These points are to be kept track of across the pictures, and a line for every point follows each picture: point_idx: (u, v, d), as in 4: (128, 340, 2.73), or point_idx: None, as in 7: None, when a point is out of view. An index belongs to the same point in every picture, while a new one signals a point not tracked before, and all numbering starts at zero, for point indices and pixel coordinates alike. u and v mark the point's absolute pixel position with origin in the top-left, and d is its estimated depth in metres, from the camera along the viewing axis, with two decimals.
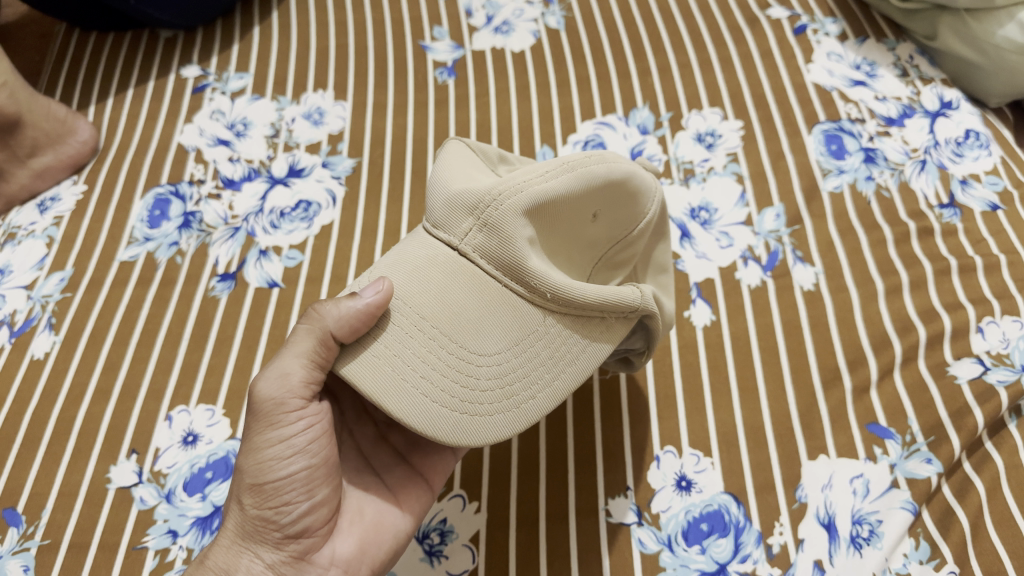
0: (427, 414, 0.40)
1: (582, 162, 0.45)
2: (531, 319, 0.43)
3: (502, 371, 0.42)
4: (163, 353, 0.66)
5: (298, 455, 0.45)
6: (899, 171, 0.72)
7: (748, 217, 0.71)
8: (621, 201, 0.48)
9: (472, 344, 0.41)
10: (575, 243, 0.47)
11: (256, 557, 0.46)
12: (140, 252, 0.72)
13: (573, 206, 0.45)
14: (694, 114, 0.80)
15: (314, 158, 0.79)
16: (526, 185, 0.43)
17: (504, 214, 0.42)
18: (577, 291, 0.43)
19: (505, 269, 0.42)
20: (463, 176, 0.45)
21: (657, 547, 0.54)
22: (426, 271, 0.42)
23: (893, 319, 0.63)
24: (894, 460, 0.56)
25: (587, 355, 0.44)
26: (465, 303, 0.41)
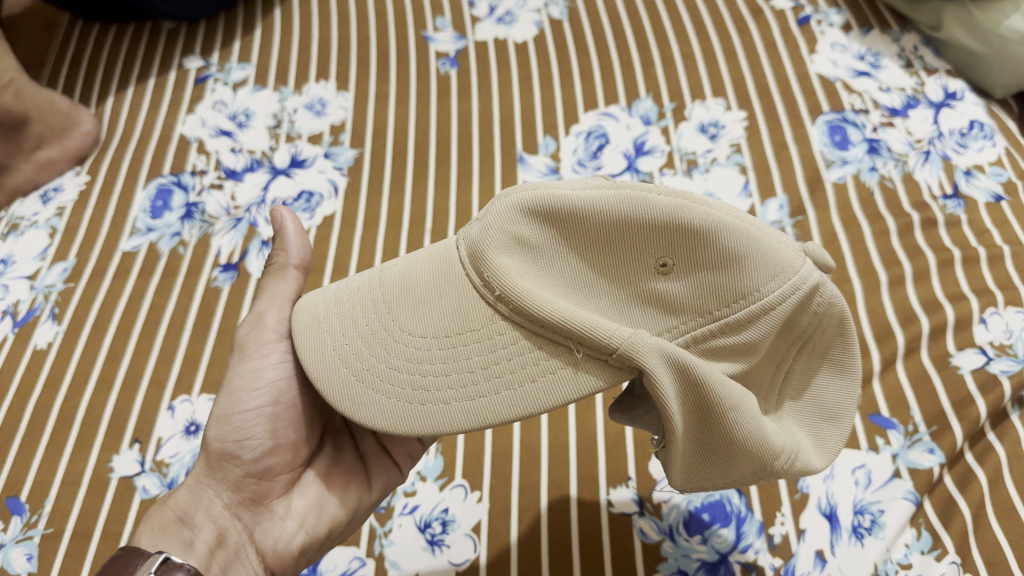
0: (328, 369, 0.41)
1: (648, 187, 0.39)
2: (475, 318, 0.39)
3: (421, 358, 0.40)
4: (166, 343, 0.66)
5: (264, 390, 0.47)
6: (903, 162, 0.72)
7: (752, 208, 0.71)
8: (707, 263, 0.37)
9: (405, 319, 0.41)
10: (625, 288, 0.39)
11: (216, 496, 0.47)
12: (143, 243, 0.72)
13: (598, 230, 0.38)
14: (698, 104, 0.79)
15: (317, 149, 0.78)
16: (553, 188, 0.39)
17: (505, 207, 0.40)
18: (531, 300, 0.38)
19: (478, 264, 0.40)
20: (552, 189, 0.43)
21: (659, 537, 0.54)
22: (414, 259, 0.43)
23: (896, 311, 0.63)
24: (897, 450, 0.56)
25: (523, 390, 0.38)
26: (421, 280, 0.41)
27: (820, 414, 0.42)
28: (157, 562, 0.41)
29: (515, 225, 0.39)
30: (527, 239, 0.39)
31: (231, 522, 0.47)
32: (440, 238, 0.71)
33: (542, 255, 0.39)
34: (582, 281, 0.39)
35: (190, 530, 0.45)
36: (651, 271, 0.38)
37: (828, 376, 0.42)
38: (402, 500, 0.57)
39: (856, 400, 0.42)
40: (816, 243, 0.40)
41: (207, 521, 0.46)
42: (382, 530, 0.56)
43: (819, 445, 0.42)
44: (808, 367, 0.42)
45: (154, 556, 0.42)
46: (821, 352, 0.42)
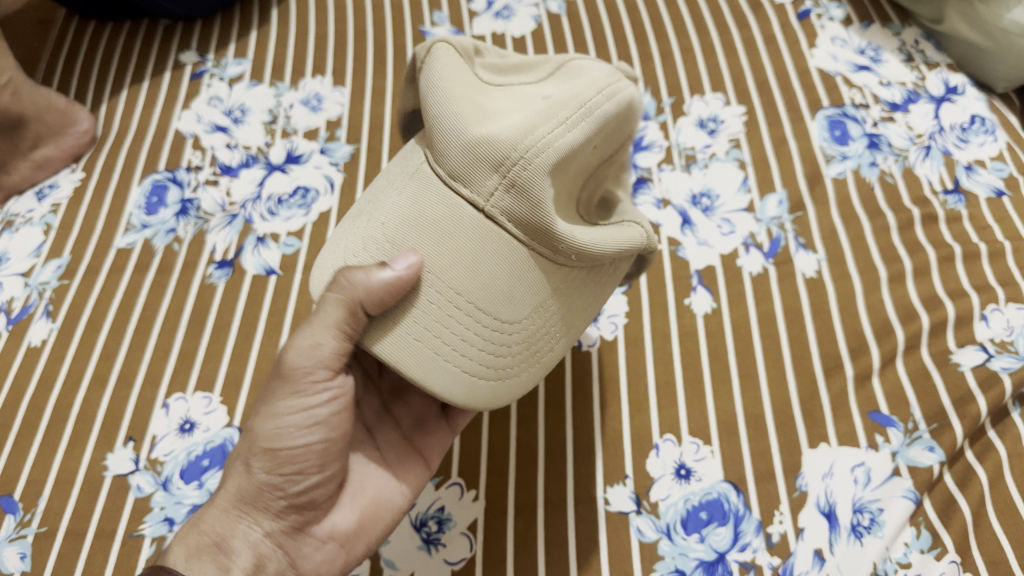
0: (470, 389, 0.42)
1: (595, 100, 0.44)
2: (551, 277, 0.44)
3: (528, 334, 0.44)
4: (160, 340, 0.65)
5: (317, 427, 0.46)
6: (904, 157, 0.72)
7: (751, 204, 0.70)
8: (620, 126, 0.48)
9: (502, 312, 0.43)
10: (581, 173, 0.47)
11: (254, 523, 0.47)
12: (137, 239, 0.72)
13: (584, 151, 0.44)
14: (697, 99, 0.79)
15: (313, 144, 0.78)
16: (549, 138, 0.41)
17: (532, 175, 0.41)
18: (597, 247, 0.45)
19: (537, 235, 0.42)
20: (471, 107, 0.43)
21: (657, 536, 0.54)
22: (452, 240, 0.41)
23: (896, 307, 0.62)
24: (897, 448, 0.55)
25: (586, 297, 0.48)
26: (495, 271, 0.42)
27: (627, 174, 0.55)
28: None
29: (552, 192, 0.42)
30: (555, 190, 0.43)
31: (271, 550, 0.47)
32: None
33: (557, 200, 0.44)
34: (566, 193, 0.46)
35: (228, 556, 0.46)
36: (595, 152, 0.46)
37: None
38: None
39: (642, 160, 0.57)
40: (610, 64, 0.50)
41: (245, 548, 0.46)
42: None
43: None
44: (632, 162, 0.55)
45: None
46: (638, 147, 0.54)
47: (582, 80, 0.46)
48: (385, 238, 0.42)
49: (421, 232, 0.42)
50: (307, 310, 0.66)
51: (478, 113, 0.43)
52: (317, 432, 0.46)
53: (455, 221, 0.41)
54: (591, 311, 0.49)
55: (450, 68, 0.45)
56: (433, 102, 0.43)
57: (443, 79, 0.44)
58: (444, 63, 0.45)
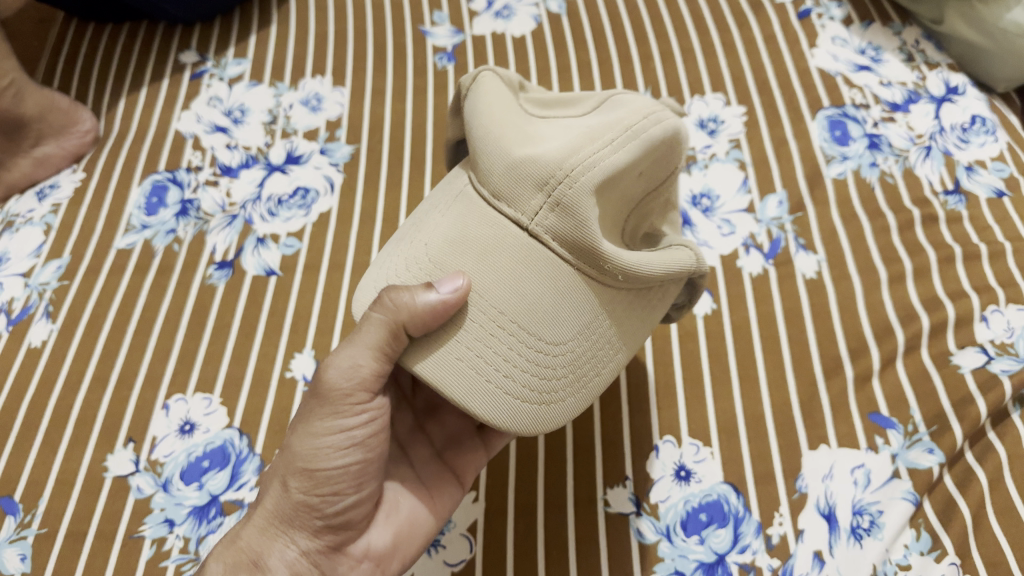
0: (511, 411, 0.42)
1: (643, 124, 0.43)
2: (599, 299, 0.43)
3: (575, 357, 0.43)
4: (161, 341, 0.65)
5: (354, 449, 0.46)
6: (904, 158, 0.72)
7: (751, 205, 0.70)
8: (674, 152, 0.46)
9: (547, 332, 0.42)
10: (632, 201, 0.46)
11: (290, 542, 0.46)
12: (137, 240, 0.72)
13: (633, 174, 0.43)
14: (697, 99, 0.79)
15: (313, 144, 0.78)
16: (593, 159, 0.41)
17: (574, 194, 0.41)
18: (648, 270, 0.43)
19: (581, 255, 0.42)
20: (517, 132, 0.44)
21: (656, 537, 0.54)
22: (497, 259, 0.42)
23: (896, 308, 0.62)
24: (896, 450, 0.55)
25: (639, 323, 0.46)
26: (536, 291, 0.41)
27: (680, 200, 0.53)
28: None
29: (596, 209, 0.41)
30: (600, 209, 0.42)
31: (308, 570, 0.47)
32: None
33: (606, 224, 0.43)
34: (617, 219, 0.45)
35: None
36: (645, 180, 0.45)
37: None
38: None
39: None
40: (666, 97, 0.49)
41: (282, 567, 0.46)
42: None
43: None
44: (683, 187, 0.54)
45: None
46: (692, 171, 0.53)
47: (629, 102, 0.45)
48: (427, 260, 0.43)
49: (464, 251, 0.42)
50: (307, 311, 0.66)
51: (523, 138, 0.43)
52: (354, 451, 0.46)
53: (497, 243, 0.42)
54: (643, 336, 0.47)
55: (491, 99, 0.46)
56: (477, 131, 0.44)
57: (485, 109, 0.45)
58: (489, 95, 0.46)
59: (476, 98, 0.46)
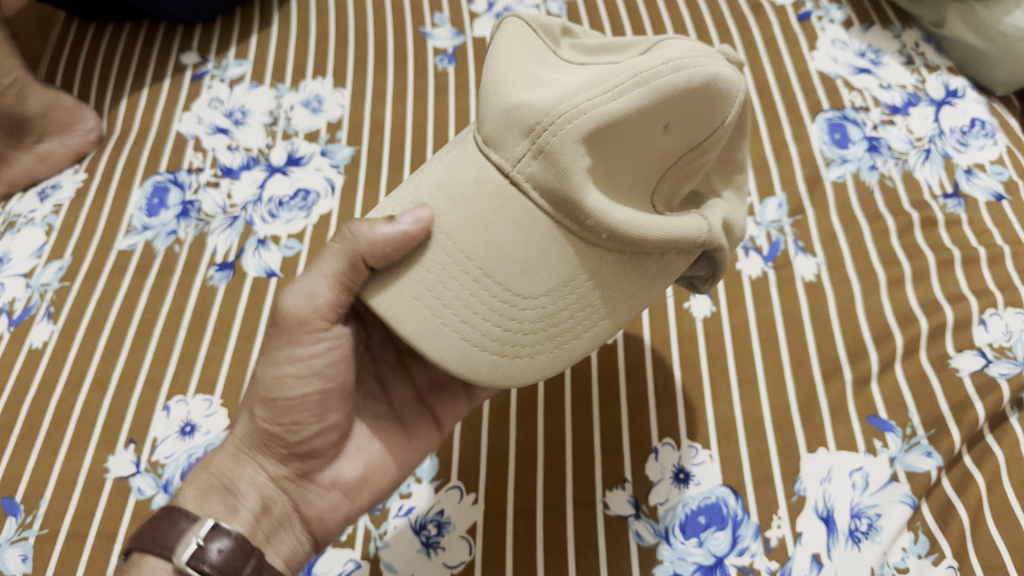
0: (469, 361, 0.40)
1: (657, 71, 0.39)
2: (582, 257, 0.41)
3: (547, 314, 0.41)
4: (162, 342, 0.65)
5: (314, 377, 0.47)
6: (903, 161, 0.72)
7: (750, 208, 0.70)
8: (703, 104, 0.42)
9: (516, 285, 0.40)
10: (644, 156, 0.42)
11: (260, 467, 0.50)
12: (138, 241, 0.72)
13: (639, 125, 0.40)
14: None
15: (313, 146, 0.78)
16: (585, 106, 0.38)
17: (560, 142, 0.38)
18: (636, 230, 0.40)
19: (562, 207, 0.39)
20: (525, 73, 0.40)
21: (655, 540, 0.54)
22: (471, 202, 0.40)
23: (895, 311, 0.62)
24: (895, 453, 0.55)
25: (638, 287, 0.44)
26: (509, 239, 0.40)
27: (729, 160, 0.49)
28: (207, 528, 0.44)
29: (580, 161, 0.38)
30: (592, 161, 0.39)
31: (278, 493, 0.50)
32: None
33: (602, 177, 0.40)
34: (626, 174, 0.42)
35: (235, 497, 0.48)
36: (661, 134, 0.41)
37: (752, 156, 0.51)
38: (397, 502, 0.57)
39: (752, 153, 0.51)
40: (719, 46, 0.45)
41: (252, 490, 0.49)
42: (377, 532, 0.55)
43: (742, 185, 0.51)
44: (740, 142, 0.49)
45: (200, 521, 0.45)
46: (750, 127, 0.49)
47: (658, 47, 0.42)
48: (409, 198, 0.42)
49: (443, 193, 0.41)
50: None
51: (531, 80, 0.40)
52: (316, 379, 0.47)
53: (477, 187, 0.40)
54: (643, 301, 0.44)
55: (514, 33, 0.43)
56: (487, 69, 0.41)
57: (503, 46, 0.42)
58: (513, 31, 0.43)
59: (501, 35, 0.43)
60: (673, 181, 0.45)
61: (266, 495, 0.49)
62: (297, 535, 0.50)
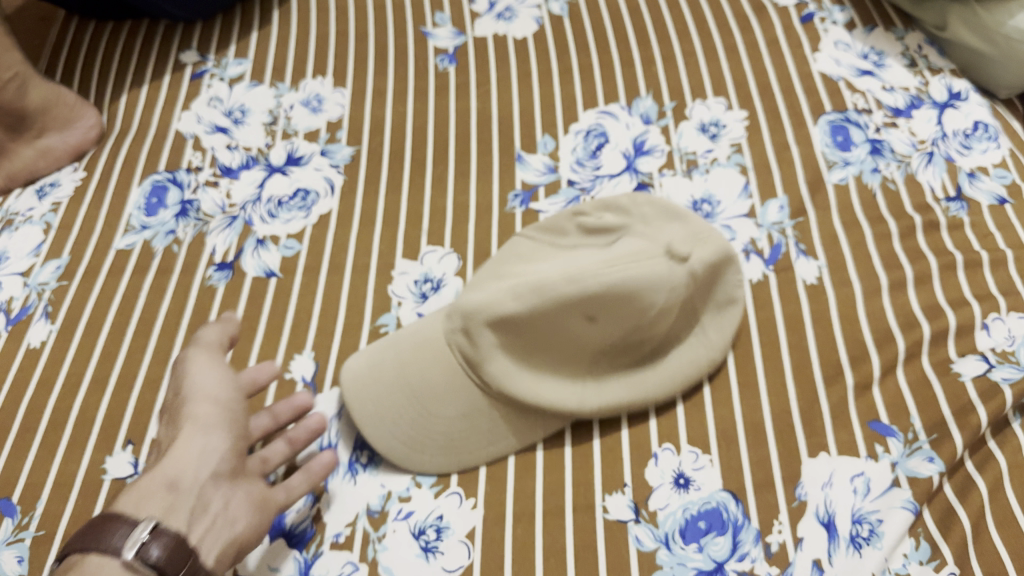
0: (387, 444, 0.57)
1: (554, 284, 0.54)
2: (479, 404, 0.57)
3: (448, 435, 0.57)
4: (160, 342, 0.65)
5: (220, 390, 0.54)
6: (906, 164, 0.71)
7: (752, 209, 0.70)
8: (612, 303, 0.53)
9: (434, 407, 0.57)
10: (575, 334, 0.56)
11: (203, 463, 0.49)
12: (137, 240, 0.72)
13: (541, 325, 0.55)
14: (699, 103, 0.78)
15: (313, 146, 0.78)
16: (494, 307, 0.55)
17: (473, 330, 0.55)
18: (511, 392, 0.56)
19: (471, 368, 0.56)
20: (496, 274, 0.60)
21: (655, 545, 0.54)
22: (425, 351, 0.58)
23: (897, 315, 0.62)
24: (896, 458, 0.55)
25: (529, 423, 0.58)
26: (436, 378, 0.57)
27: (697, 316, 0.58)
28: (148, 527, 0.44)
29: (487, 338, 0.55)
30: (499, 347, 0.55)
31: (217, 489, 0.49)
32: (436, 241, 0.70)
33: (519, 350, 0.55)
34: (555, 347, 0.56)
35: (178, 491, 0.47)
36: (585, 323, 0.54)
37: (716, 310, 0.60)
38: (396, 506, 0.56)
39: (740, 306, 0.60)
40: (677, 249, 0.54)
41: (195, 483, 0.48)
42: (376, 535, 0.55)
43: (717, 325, 0.60)
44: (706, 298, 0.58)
45: (140, 523, 0.44)
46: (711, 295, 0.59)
47: (600, 257, 0.55)
48: (388, 337, 0.61)
49: (411, 343, 0.59)
50: (307, 314, 0.66)
51: (495, 278, 0.59)
52: (223, 397, 0.54)
53: (431, 332, 0.59)
54: (533, 436, 0.58)
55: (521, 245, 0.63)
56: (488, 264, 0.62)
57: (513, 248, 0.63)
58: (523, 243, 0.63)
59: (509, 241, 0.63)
60: (616, 356, 0.57)
61: (205, 494, 0.48)
62: (233, 529, 0.49)
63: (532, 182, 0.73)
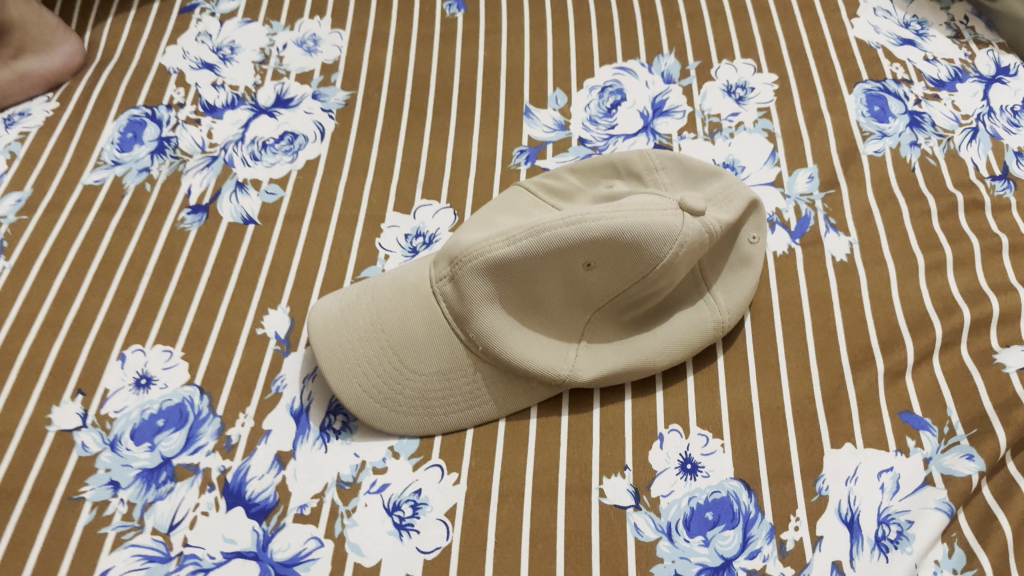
0: (356, 398, 0.52)
1: (553, 225, 0.49)
2: (462, 359, 0.51)
3: (425, 390, 0.52)
4: (123, 286, 0.59)
5: None
6: (948, 139, 0.66)
7: (778, 178, 0.64)
8: (613, 250, 0.49)
9: (410, 359, 0.52)
10: (569, 288, 0.51)
11: None
12: (107, 176, 0.66)
13: (534, 271, 0.50)
14: (725, 64, 0.72)
15: (305, 88, 0.72)
16: (485, 248, 0.50)
17: (462, 274, 0.50)
18: (499, 346, 0.50)
19: (456, 319, 0.51)
20: (489, 221, 0.55)
21: (656, 535, 0.48)
22: (407, 297, 0.53)
23: (934, 299, 0.56)
24: (929, 454, 0.49)
25: (515, 388, 0.52)
26: (417, 326, 0.52)
27: (705, 282, 0.54)
28: None
29: (474, 286, 0.50)
30: (487, 294, 0.50)
31: None
32: (432, 195, 0.64)
33: (510, 300, 0.50)
34: (547, 302, 0.51)
35: None
36: (582, 272, 0.50)
37: (734, 269, 0.55)
38: (370, 477, 0.51)
39: (756, 271, 0.55)
40: (689, 203, 0.51)
41: None
42: (345, 509, 0.49)
43: (732, 288, 0.54)
44: (716, 267, 0.54)
45: None
46: (724, 259, 0.54)
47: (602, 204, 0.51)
48: (370, 280, 0.56)
49: (393, 288, 0.54)
50: (285, 265, 0.60)
51: (486, 223, 0.54)
52: None
53: (415, 277, 0.54)
54: (519, 401, 0.53)
55: (516, 193, 0.58)
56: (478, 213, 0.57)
57: (506, 196, 0.58)
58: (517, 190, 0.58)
59: (510, 190, 0.58)
60: (614, 315, 0.52)
61: None
62: None
63: (540, 137, 0.67)
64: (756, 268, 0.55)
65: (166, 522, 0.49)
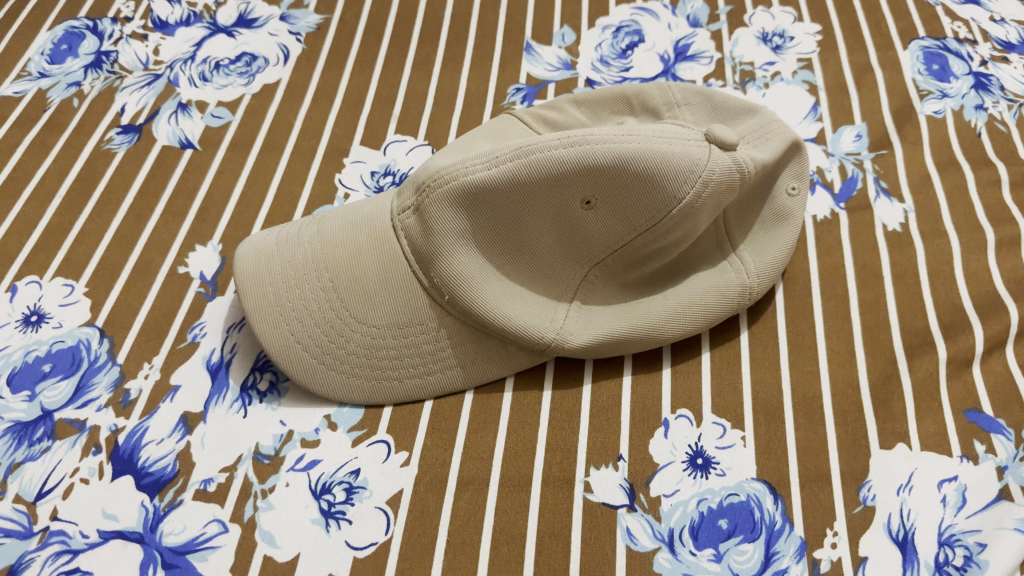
0: (288, 352, 0.41)
1: (548, 146, 0.39)
2: (422, 312, 0.41)
3: (374, 348, 0.41)
4: (27, 208, 0.49)
5: None
6: (1020, 104, 0.55)
7: (821, 134, 0.54)
8: (621, 183, 0.39)
9: (358, 308, 0.41)
10: (564, 231, 0.40)
11: None
12: (30, 88, 0.56)
13: (520, 203, 0.39)
14: (761, 11, 0.62)
15: (272, 9, 0.62)
16: (460, 171, 0.39)
17: (429, 204, 0.40)
18: (468, 297, 0.40)
19: (418, 261, 0.41)
20: (470, 147, 0.45)
21: (654, 545, 0.38)
22: (361, 232, 0.43)
23: (1007, 279, 0.45)
24: (1004, 462, 0.39)
25: (487, 353, 0.42)
26: (369, 267, 0.42)
27: (731, 238, 0.44)
28: None
29: (443, 219, 0.39)
30: (458, 231, 0.40)
31: None
32: (408, 131, 0.55)
33: (487, 240, 0.40)
34: (534, 246, 0.41)
35: None
36: (580, 210, 0.40)
37: (766, 226, 0.44)
38: (296, 451, 0.40)
39: (795, 231, 0.45)
40: (721, 132, 0.40)
41: None
42: (261, 488, 0.39)
43: (763, 249, 0.44)
44: (744, 223, 0.44)
45: None
46: (755, 211, 0.44)
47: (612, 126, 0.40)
48: (319, 213, 0.45)
49: (347, 222, 0.44)
50: (225, 196, 0.50)
51: (466, 150, 0.44)
52: None
53: (375, 210, 0.43)
54: (491, 370, 0.42)
55: (506, 122, 0.48)
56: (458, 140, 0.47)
57: (494, 125, 0.48)
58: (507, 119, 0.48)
59: (499, 118, 0.48)
60: (616, 270, 0.42)
61: None
62: None
63: (541, 76, 0.58)
64: (795, 227, 0.44)
65: (33, 489, 0.39)
